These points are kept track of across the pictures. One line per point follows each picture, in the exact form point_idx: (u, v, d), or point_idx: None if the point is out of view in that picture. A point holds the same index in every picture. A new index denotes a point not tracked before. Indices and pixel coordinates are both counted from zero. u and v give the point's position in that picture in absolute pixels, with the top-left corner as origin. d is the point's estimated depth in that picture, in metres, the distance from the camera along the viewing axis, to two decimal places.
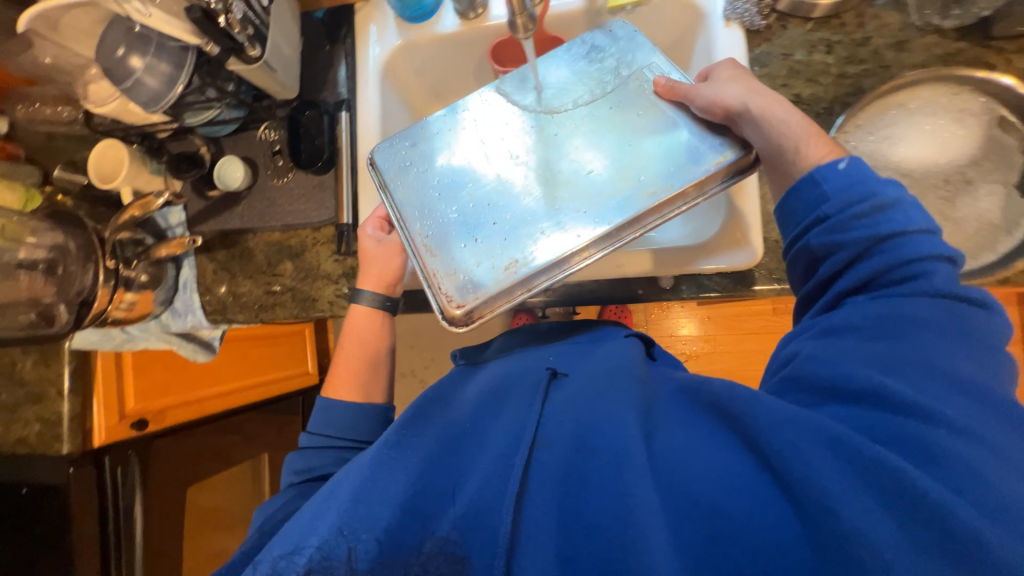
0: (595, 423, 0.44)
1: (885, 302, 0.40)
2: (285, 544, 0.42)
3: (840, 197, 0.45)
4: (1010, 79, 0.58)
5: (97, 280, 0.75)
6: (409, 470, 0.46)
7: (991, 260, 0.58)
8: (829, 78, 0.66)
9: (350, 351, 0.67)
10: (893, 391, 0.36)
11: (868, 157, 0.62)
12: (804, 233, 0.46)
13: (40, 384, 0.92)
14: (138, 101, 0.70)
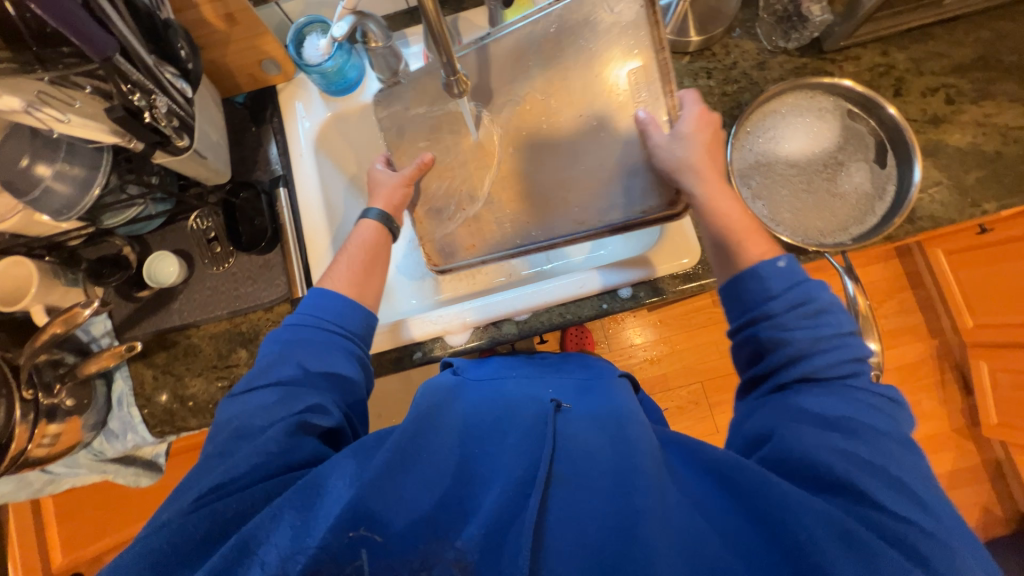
0: (614, 465, 0.44)
1: (834, 392, 0.48)
2: (284, 543, 0.38)
3: (782, 295, 0.52)
4: (850, 81, 0.71)
5: (12, 417, 0.65)
6: (426, 480, 0.42)
7: (875, 222, 0.70)
8: (715, 97, 0.78)
9: (355, 256, 0.65)
10: (865, 482, 0.42)
11: (762, 156, 0.74)
12: (753, 325, 0.53)
13: None
14: (48, 211, 0.64)
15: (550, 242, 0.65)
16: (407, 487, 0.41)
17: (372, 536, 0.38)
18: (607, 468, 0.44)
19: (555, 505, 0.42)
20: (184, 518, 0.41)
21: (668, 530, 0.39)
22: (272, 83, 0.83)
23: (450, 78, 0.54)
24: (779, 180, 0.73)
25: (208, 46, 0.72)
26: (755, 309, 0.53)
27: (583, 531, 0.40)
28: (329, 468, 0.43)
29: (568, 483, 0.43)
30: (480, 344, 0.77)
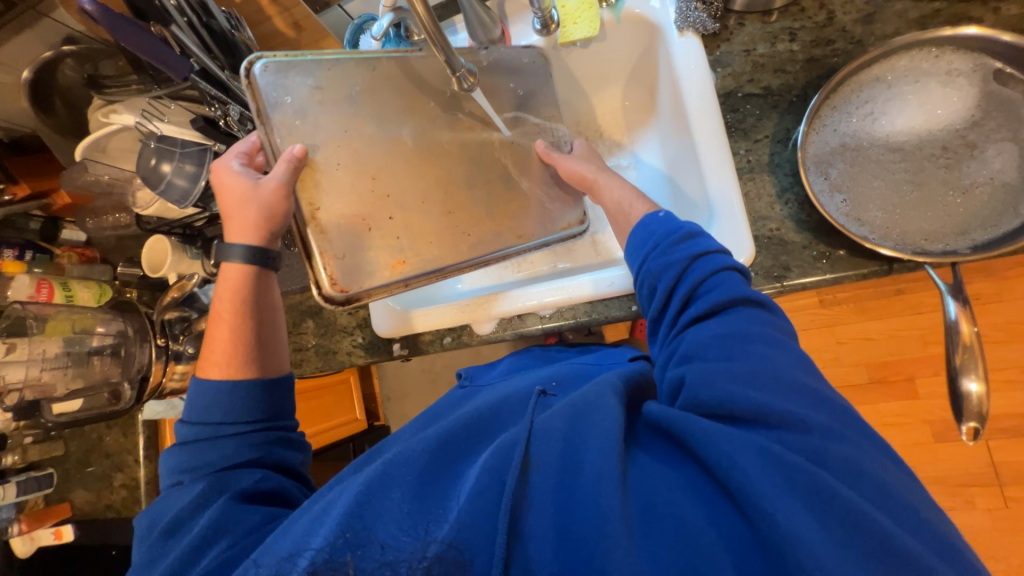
0: (573, 439, 0.44)
1: (720, 321, 0.50)
2: (286, 548, 0.43)
3: (661, 231, 0.58)
4: (974, 29, 0.52)
5: (152, 357, 0.86)
6: (403, 487, 0.45)
7: (1016, 225, 0.52)
8: (797, 64, 0.65)
9: (225, 318, 0.61)
10: (787, 412, 0.42)
11: (851, 138, 0.59)
12: (644, 260, 0.58)
13: (121, 453, 1.05)
14: (172, 201, 0.77)
15: (486, 257, 0.68)
16: (393, 494, 0.44)
17: (352, 530, 0.41)
18: (572, 441, 0.44)
19: (533, 501, 0.42)
20: None
21: (625, 503, 0.40)
22: None
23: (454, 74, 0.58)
24: (872, 169, 0.58)
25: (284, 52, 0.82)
26: (645, 250, 0.58)
27: (556, 523, 0.40)
28: (332, 494, 0.48)
29: (539, 467, 0.43)
30: (505, 336, 0.78)
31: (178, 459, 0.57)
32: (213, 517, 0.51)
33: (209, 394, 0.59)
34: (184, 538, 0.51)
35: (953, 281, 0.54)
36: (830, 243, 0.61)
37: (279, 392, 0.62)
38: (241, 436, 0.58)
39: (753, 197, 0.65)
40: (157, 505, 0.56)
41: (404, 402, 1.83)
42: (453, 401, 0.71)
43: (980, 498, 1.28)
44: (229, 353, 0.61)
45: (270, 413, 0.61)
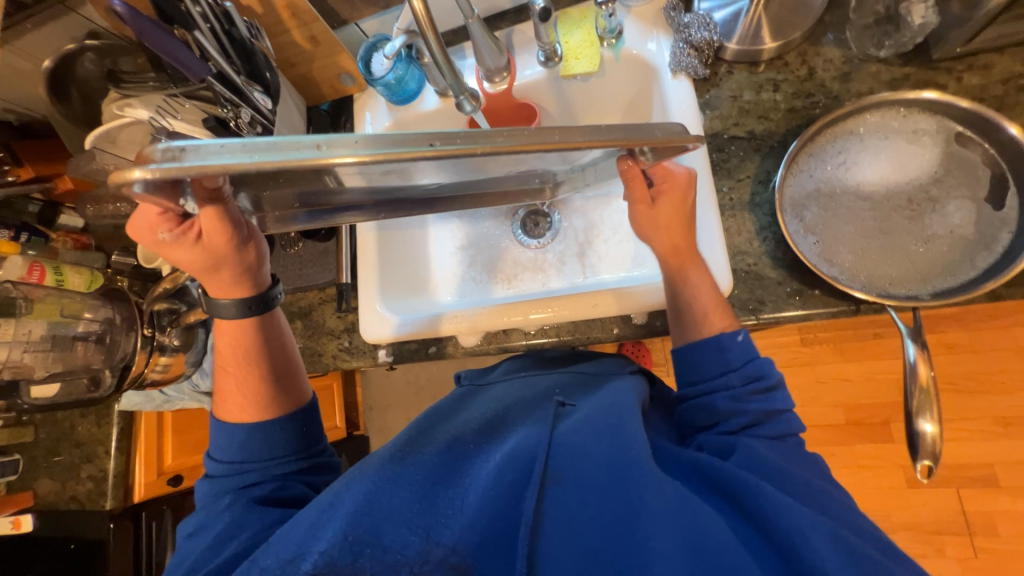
0: (616, 462, 0.48)
1: (771, 418, 0.55)
2: (287, 552, 0.45)
3: (739, 370, 0.58)
4: (932, 93, 0.58)
5: (137, 347, 0.86)
6: (409, 487, 0.50)
7: (970, 277, 0.56)
8: (779, 113, 0.69)
9: (231, 370, 0.63)
10: (820, 488, 0.48)
11: (826, 184, 0.63)
12: (727, 376, 0.58)
13: (92, 443, 1.03)
14: None
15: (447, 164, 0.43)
16: (400, 490, 0.49)
17: (359, 535, 0.45)
18: (596, 460, 0.49)
19: (550, 511, 0.46)
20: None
21: (666, 531, 0.43)
22: (349, 93, 0.94)
23: (462, 96, 0.69)
24: (843, 215, 0.62)
25: (299, 62, 0.85)
26: (712, 381, 0.59)
27: (589, 540, 0.44)
28: (337, 488, 0.52)
29: (560, 481, 0.48)
30: (490, 350, 0.80)
31: (204, 493, 0.61)
32: (229, 522, 0.55)
33: (231, 435, 0.62)
34: (204, 537, 0.55)
35: (912, 325, 0.57)
36: (804, 281, 0.64)
37: (304, 422, 0.65)
38: (264, 467, 0.60)
39: (734, 232, 0.68)
40: (186, 525, 0.59)
41: (385, 413, 1.81)
42: (457, 403, 0.72)
43: (950, 546, 1.29)
44: (244, 398, 0.63)
45: (299, 443, 0.64)
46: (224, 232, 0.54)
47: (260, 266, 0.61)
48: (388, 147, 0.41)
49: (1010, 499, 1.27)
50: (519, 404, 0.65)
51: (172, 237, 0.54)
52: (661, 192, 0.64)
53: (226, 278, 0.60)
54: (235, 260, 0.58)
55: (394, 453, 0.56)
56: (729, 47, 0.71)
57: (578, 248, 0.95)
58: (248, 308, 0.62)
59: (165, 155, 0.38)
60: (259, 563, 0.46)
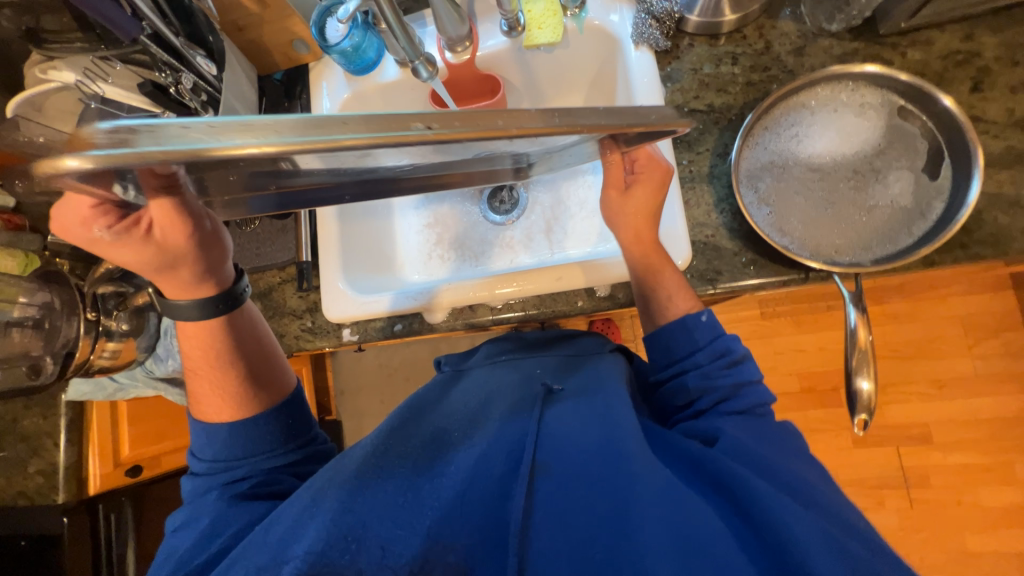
0: (605, 452, 0.48)
1: (745, 388, 0.56)
2: (262, 557, 0.43)
3: (705, 349, 0.58)
4: (872, 67, 0.60)
5: (80, 332, 0.82)
6: (397, 481, 0.48)
7: (907, 244, 0.59)
8: (737, 86, 0.70)
9: (202, 372, 0.58)
10: (806, 476, 0.48)
11: (778, 157, 0.65)
12: (699, 351, 0.58)
13: (37, 437, 0.97)
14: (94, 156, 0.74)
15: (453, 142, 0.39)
16: (387, 485, 0.48)
17: (341, 536, 0.43)
18: (584, 450, 0.49)
19: (540, 504, 0.46)
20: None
21: (658, 525, 0.42)
22: (304, 62, 0.89)
23: (418, 61, 0.69)
24: (795, 185, 0.64)
25: (246, 27, 0.80)
26: (683, 361, 0.59)
27: (576, 532, 0.43)
28: (316, 484, 0.49)
29: (548, 473, 0.48)
30: (456, 326, 0.79)
31: (190, 490, 0.57)
32: (214, 515, 0.51)
33: (211, 435, 0.57)
34: (188, 534, 0.51)
35: (854, 291, 0.61)
36: (759, 251, 0.67)
37: (288, 414, 0.60)
38: (251, 462, 0.56)
39: (693, 205, 0.70)
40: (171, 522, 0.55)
41: (357, 396, 1.78)
42: (438, 392, 0.66)
43: (890, 499, 1.40)
44: (225, 397, 0.58)
45: (286, 435, 0.59)
46: (187, 231, 0.48)
47: (224, 262, 0.56)
48: (324, 132, 0.33)
49: (943, 454, 1.39)
50: (506, 387, 0.61)
51: (112, 235, 0.45)
52: (638, 180, 0.64)
53: (185, 276, 0.54)
54: (196, 257, 0.52)
55: (379, 442, 0.54)
56: (692, 20, 0.71)
57: (546, 224, 0.95)
58: (213, 306, 0.57)
59: (112, 137, 0.30)
60: (235, 564, 0.43)
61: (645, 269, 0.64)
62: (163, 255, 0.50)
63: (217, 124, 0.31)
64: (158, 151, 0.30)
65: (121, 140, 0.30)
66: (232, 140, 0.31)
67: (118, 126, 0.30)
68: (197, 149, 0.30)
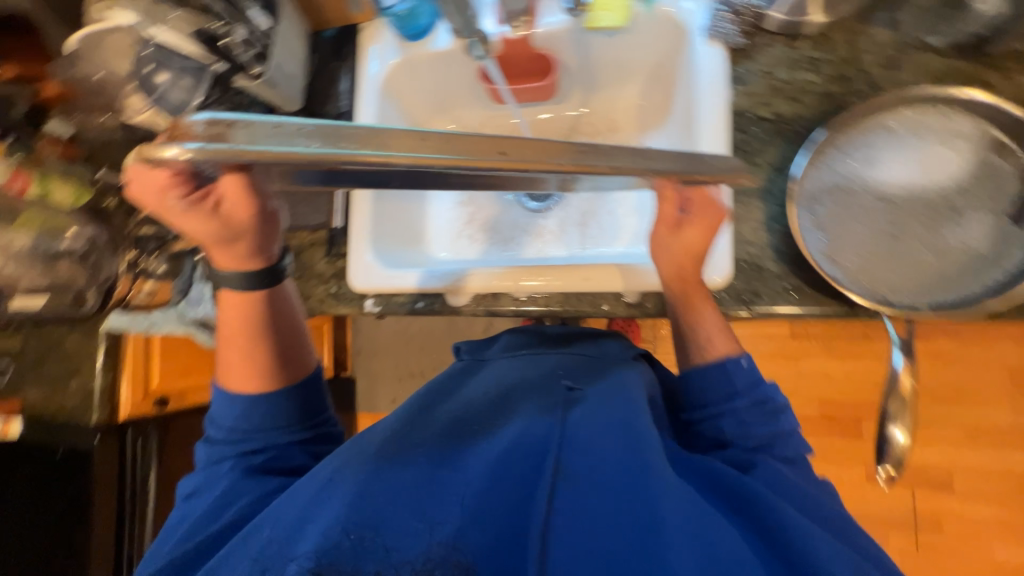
0: (630, 464, 0.45)
1: (780, 437, 0.53)
2: (280, 533, 0.44)
3: (745, 394, 0.55)
4: (981, 94, 0.54)
5: (121, 268, 0.88)
6: (413, 472, 0.47)
7: (977, 293, 0.55)
8: (812, 96, 0.65)
9: (236, 343, 0.58)
10: (841, 519, 0.46)
11: (847, 181, 0.60)
12: (735, 403, 0.55)
13: (77, 358, 1.04)
14: (164, 110, 0.75)
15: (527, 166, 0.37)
16: (404, 476, 0.47)
17: (357, 527, 0.43)
18: (609, 459, 0.47)
19: (561, 512, 0.43)
20: (156, 546, 0.52)
21: (685, 549, 0.40)
22: (356, 21, 0.87)
23: (473, 38, 0.67)
24: (856, 214, 0.59)
25: None
26: (717, 407, 0.55)
27: (598, 547, 0.41)
28: (335, 465, 0.49)
29: (570, 479, 0.45)
30: (477, 312, 0.78)
31: (203, 457, 0.59)
32: (227, 486, 0.53)
33: (230, 404, 0.58)
34: (202, 501, 0.54)
35: (905, 338, 0.56)
36: (805, 279, 0.63)
37: (305, 396, 0.60)
38: (266, 437, 0.57)
39: (742, 221, 0.65)
40: (186, 484, 0.57)
41: (371, 359, 1.83)
42: (455, 381, 0.64)
43: (895, 539, 1.36)
44: (251, 369, 0.59)
45: (302, 414, 0.60)
46: (251, 204, 0.46)
47: (275, 240, 0.53)
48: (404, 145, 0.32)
49: (961, 503, 1.33)
50: (526, 381, 0.59)
51: (184, 204, 0.44)
52: (692, 205, 0.59)
53: (239, 251, 0.52)
54: (257, 236, 0.50)
55: (397, 429, 0.53)
56: (773, 17, 0.66)
57: (580, 217, 0.91)
58: (257, 280, 0.56)
59: (209, 130, 0.28)
60: (259, 534, 0.45)
61: (680, 297, 0.62)
62: (223, 230, 0.48)
63: (308, 129, 0.30)
64: (248, 149, 0.28)
65: (218, 134, 0.29)
66: (312, 146, 0.29)
67: (217, 120, 0.29)
68: (288, 149, 0.28)
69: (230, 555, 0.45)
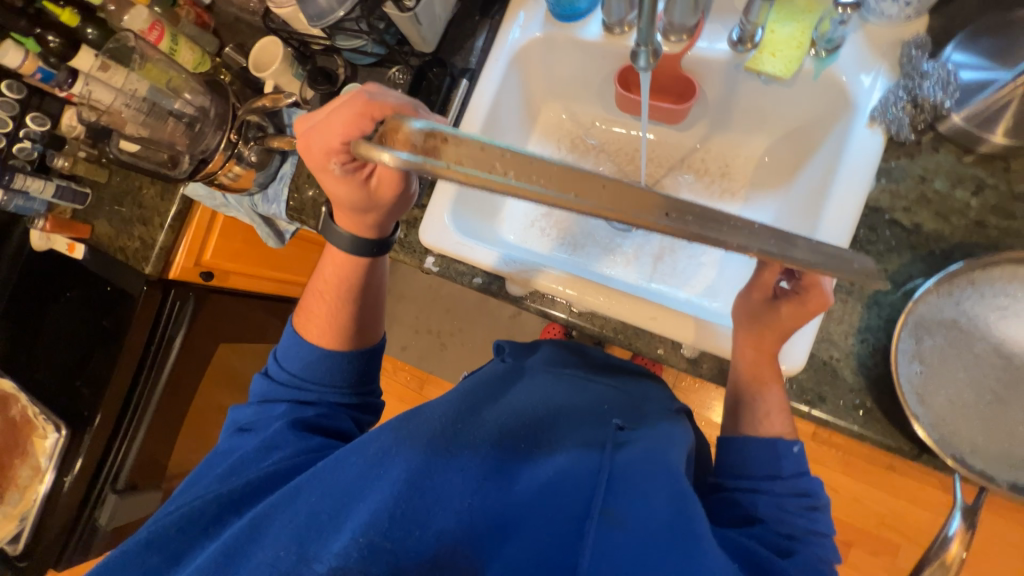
0: (678, 522, 0.44)
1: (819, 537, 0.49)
2: (331, 500, 0.46)
3: (787, 480, 0.53)
4: None
5: (219, 146, 0.88)
6: (461, 474, 0.48)
7: None
8: (962, 219, 0.60)
9: (326, 297, 0.64)
10: None
11: (968, 322, 0.55)
12: (774, 487, 0.52)
13: (150, 211, 1.10)
14: (307, 13, 0.75)
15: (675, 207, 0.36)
16: (453, 475, 0.48)
17: (403, 521, 0.44)
18: (659, 513, 0.45)
19: (605, 556, 0.42)
20: (202, 471, 0.56)
21: None
22: None
23: (642, 48, 0.60)
24: (965, 359, 0.55)
25: None
26: (758, 482, 0.53)
27: None
28: (384, 440, 0.49)
29: (617, 524, 0.45)
30: (528, 306, 0.78)
31: (259, 391, 0.63)
32: (274, 431, 0.56)
33: (299, 350, 0.63)
34: (249, 441, 0.57)
35: (971, 504, 0.55)
36: (879, 402, 0.59)
37: (366, 362, 0.65)
38: (321, 391, 0.61)
39: (834, 320, 0.62)
40: (242, 413, 0.63)
41: (395, 302, 1.85)
42: (502, 383, 0.65)
43: None
44: (328, 325, 0.64)
45: (357, 380, 0.64)
46: (396, 185, 0.56)
47: (397, 217, 0.62)
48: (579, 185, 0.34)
49: None
50: (576, 411, 0.59)
51: (343, 171, 0.54)
52: (791, 293, 0.57)
53: (365, 220, 0.61)
54: (386, 210, 0.60)
55: (447, 419, 0.54)
56: (953, 120, 0.60)
57: (659, 250, 0.89)
58: (368, 247, 0.63)
59: (427, 145, 0.35)
60: (303, 496, 0.47)
61: (750, 371, 0.59)
62: (364, 198, 0.57)
63: (506, 156, 0.34)
64: (453, 167, 0.33)
65: (432, 148, 0.35)
66: (507, 176, 0.33)
67: (435, 137, 0.35)
68: (484, 175, 0.33)
69: (276, 507, 0.46)
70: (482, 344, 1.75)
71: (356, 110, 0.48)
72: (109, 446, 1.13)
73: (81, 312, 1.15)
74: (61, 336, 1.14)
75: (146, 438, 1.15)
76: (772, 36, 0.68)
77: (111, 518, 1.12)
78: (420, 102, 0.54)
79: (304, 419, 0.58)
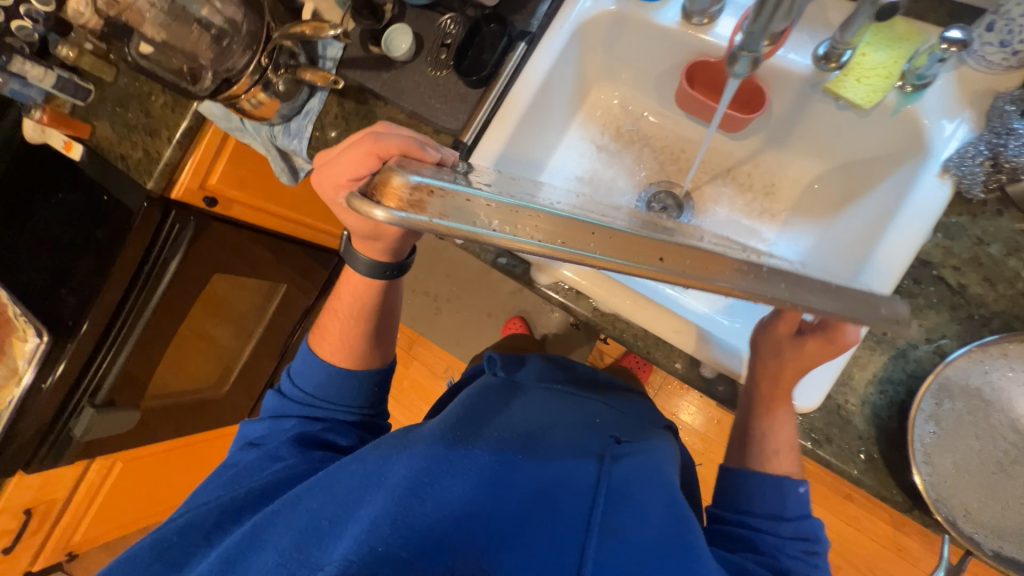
0: (666, 532, 0.49)
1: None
2: (329, 507, 0.49)
3: (791, 523, 0.55)
4: None
5: (247, 68, 0.81)
6: (461, 484, 0.50)
7: None
8: (1009, 289, 0.59)
9: (342, 318, 0.67)
10: None
11: (993, 392, 0.55)
12: (776, 528, 0.55)
13: (159, 121, 1.03)
14: None
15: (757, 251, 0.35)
16: (453, 485, 0.50)
17: (405, 528, 0.46)
18: (650, 525, 0.50)
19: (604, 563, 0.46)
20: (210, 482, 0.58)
21: None
22: None
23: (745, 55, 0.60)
24: (979, 429, 0.55)
25: None
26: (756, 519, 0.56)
27: None
28: (382, 452, 0.53)
29: (614, 534, 0.49)
30: (552, 298, 0.74)
31: (271, 406, 0.66)
32: (280, 448, 0.60)
33: (311, 367, 0.66)
34: (256, 457, 0.60)
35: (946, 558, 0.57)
36: (884, 452, 0.59)
37: (378, 384, 0.68)
38: (331, 409, 0.65)
39: (859, 366, 0.61)
40: (254, 425, 0.66)
41: None
42: (497, 396, 0.66)
43: None
44: (342, 345, 0.67)
45: (369, 401, 0.68)
46: None
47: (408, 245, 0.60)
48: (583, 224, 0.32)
49: None
50: (569, 425, 0.62)
51: None
52: (813, 333, 0.57)
53: (376, 249, 0.60)
54: (392, 241, 0.58)
55: (444, 431, 0.56)
56: None
57: None
58: (383, 272, 0.62)
59: (414, 189, 0.31)
60: (300, 503, 0.49)
61: (765, 399, 0.60)
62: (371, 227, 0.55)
63: (495, 206, 0.31)
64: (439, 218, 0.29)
65: (420, 195, 0.31)
66: (499, 227, 0.30)
67: (422, 184, 0.31)
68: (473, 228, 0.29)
69: (278, 512, 0.48)
70: (476, 315, 1.74)
71: (363, 149, 0.51)
72: (93, 356, 1.10)
73: (74, 217, 1.09)
74: (49, 238, 1.08)
75: (129, 358, 1.13)
76: (862, 60, 0.65)
77: (86, 431, 1.12)
78: (428, 139, 0.54)
79: (310, 435, 0.61)
